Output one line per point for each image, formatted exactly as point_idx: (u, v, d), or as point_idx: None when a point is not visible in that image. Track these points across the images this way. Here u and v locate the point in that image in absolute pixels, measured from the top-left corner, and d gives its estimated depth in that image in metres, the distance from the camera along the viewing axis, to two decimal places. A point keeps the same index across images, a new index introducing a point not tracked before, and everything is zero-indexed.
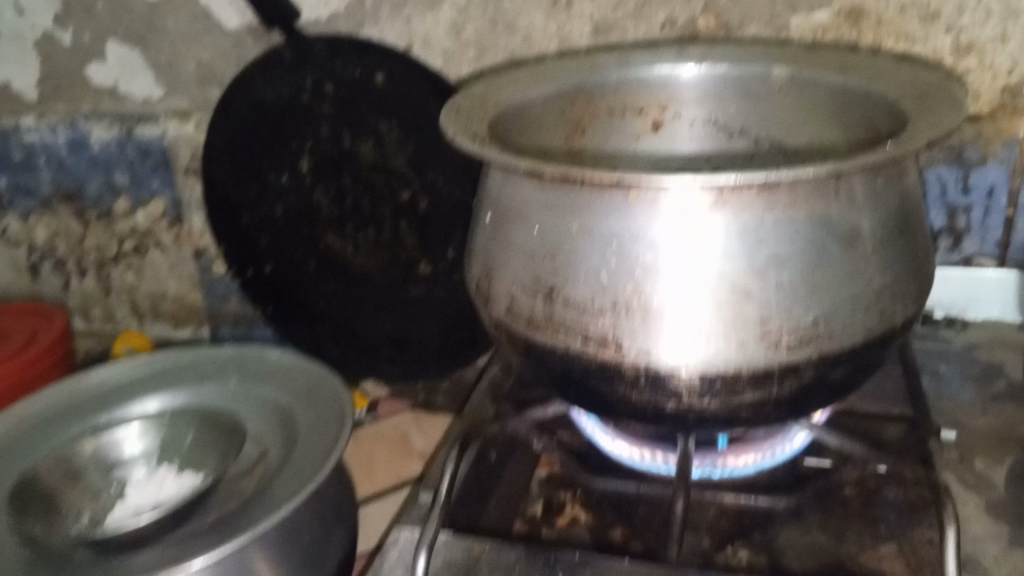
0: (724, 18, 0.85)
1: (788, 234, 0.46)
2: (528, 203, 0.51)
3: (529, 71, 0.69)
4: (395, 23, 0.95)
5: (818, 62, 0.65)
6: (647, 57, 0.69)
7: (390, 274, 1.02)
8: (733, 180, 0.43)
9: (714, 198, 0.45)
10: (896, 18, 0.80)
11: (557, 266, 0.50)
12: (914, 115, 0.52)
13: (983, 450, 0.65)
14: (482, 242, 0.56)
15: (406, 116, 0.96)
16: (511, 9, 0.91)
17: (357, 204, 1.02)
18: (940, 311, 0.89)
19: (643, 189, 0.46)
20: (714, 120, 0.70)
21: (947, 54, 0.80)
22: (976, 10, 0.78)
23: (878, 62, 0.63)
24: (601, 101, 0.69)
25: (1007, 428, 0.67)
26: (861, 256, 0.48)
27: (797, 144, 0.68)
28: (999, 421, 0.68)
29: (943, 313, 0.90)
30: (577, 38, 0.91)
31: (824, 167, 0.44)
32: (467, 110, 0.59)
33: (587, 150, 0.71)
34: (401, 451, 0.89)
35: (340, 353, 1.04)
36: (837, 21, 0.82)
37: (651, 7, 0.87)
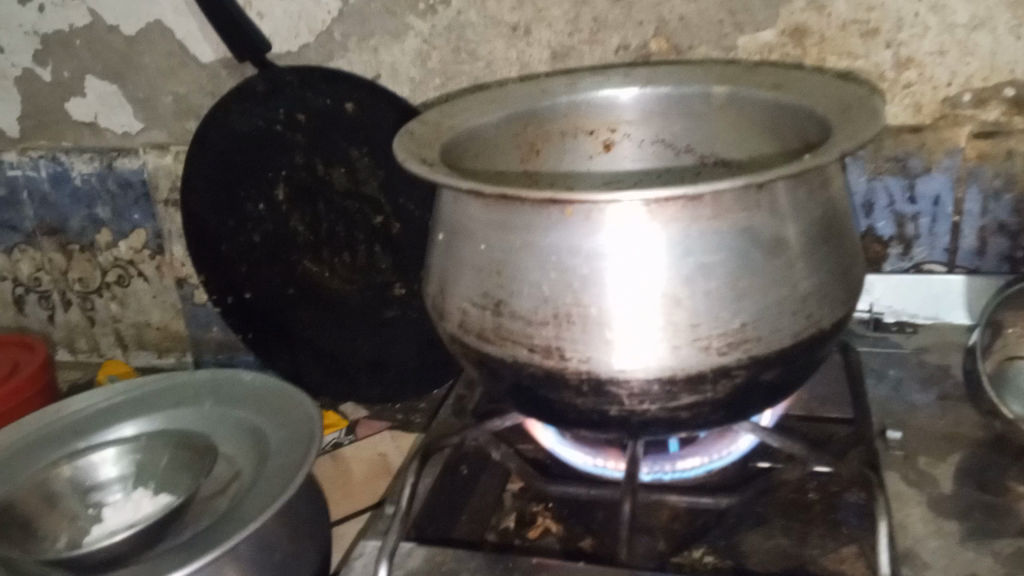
0: (675, 41, 0.89)
1: (714, 243, 0.49)
2: (475, 223, 0.54)
3: (483, 96, 0.72)
4: (364, 53, 0.99)
5: (755, 80, 0.68)
6: (596, 80, 0.73)
7: (367, 297, 1.06)
8: (659, 195, 0.46)
9: (645, 212, 0.48)
10: (838, 36, 0.84)
11: (504, 280, 0.53)
12: (835, 128, 0.55)
13: (928, 447, 0.68)
14: (437, 262, 0.59)
15: (377, 142, 1.00)
16: (473, 38, 0.95)
17: (332, 229, 1.05)
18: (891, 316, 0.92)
19: (577, 205, 0.49)
20: (662, 139, 0.74)
21: (887, 69, 0.84)
22: (912, 27, 0.82)
23: (811, 78, 0.66)
24: (552, 123, 0.72)
25: (951, 426, 0.70)
26: (786, 263, 0.52)
27: (739, 158, 0.72)
28: (943, 420, 0.71)
29: (893, 319, 0.92)
30: (537, 64, 0.94)
31: (743, 180, 0.47)
32: (419, 136, 0.62)
33: (543, 170, 0.75)
34: (378, 471, 0.91)
35: (319, 376, 1.07)
36: (782, 41, 0.86)
37: (606, 32, 0.91)
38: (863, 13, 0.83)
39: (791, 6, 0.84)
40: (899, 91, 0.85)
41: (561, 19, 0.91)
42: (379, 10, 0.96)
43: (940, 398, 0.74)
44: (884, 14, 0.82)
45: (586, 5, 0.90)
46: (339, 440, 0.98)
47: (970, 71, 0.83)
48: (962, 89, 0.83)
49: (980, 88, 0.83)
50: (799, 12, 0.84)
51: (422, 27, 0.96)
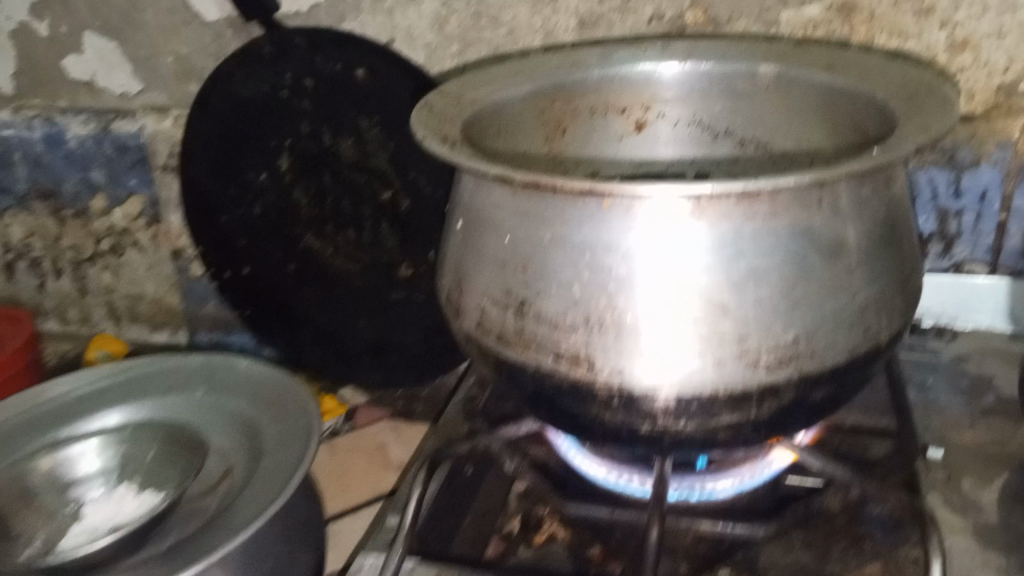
0: (712, 13, 0.83)
1: (768, 246, 0.44)
2: (498, 211, 0.49)
3: (508, 67, 0.66)
4: (377, 16, 0.93)
5: (807, 59, 0.62)
6: (631, 54, 0.67)
7: (371, 276, 1.01)
8: (711, 192, 0.41)
9: (696, 209, 0.43)
10: (889, 13, 0.78)
11: (529, 277, 0.47)
12: (902, 116, 0.50)
13: (976, 467, 0.62)
14: (454, 251, 0.54)
15: (388, 113, 0.95)
16: (495, 3, 0.88)
17: (338, 203, 1.00)
18: (930, 318, 0.87)
19: (616, 197, 0.43)
20: (700, 120, 0.68)
21: (941, 50, 0.78)
22: (972, 5, 0.75)
23: (869, 59, 0.60)
24: (583, 100, 0.66)
25: (999, 442, 0.65)
26: (846, 269, 0.46)
27: (783, 145, 0.66)
28: (992, 437, 0.65)
29: (932, 322, 0.88)
30: (562, 33, 0.88)
31: (807, 177, 0.41)
32: (437, 110, 0.57)
33: (568, 150, 0.69)
34: (377, 462, 0.87)
35: (318, 358, 1.02)
36: (829, 16, 0.79)
37: (638, 1, 0.84)
38: None
39: None
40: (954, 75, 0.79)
41: None
42: None
43: (985, 412, 0.69)
44: None
45: None
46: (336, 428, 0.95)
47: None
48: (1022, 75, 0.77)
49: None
50: None
51: None
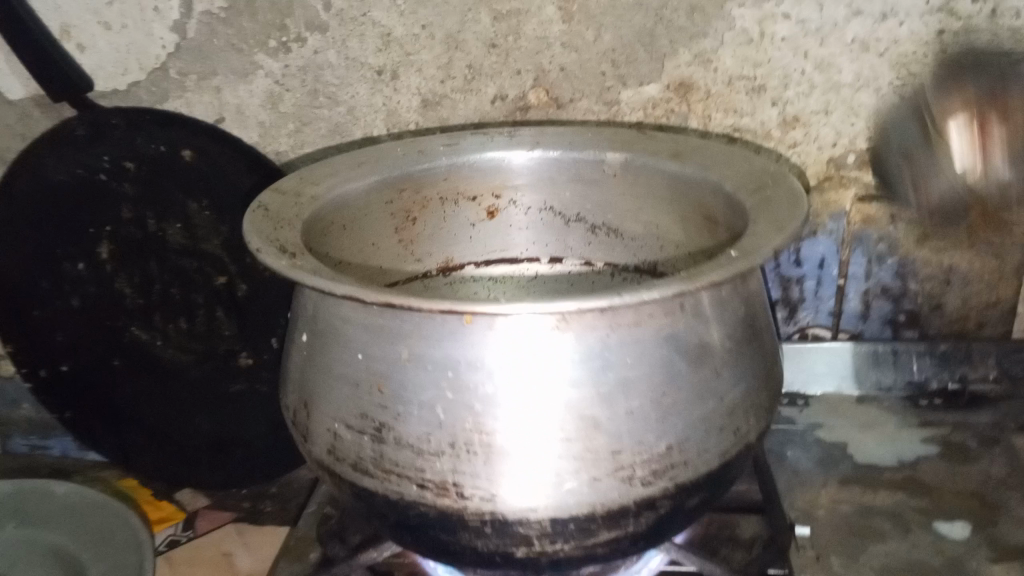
0: (555, 92, 0.83)
1: (636, 356, 0.42)
2: (348, 327, 0.45)
3: (351, 157, 0.62)
4: (205, 94, 0.87)
5: (653, 146, 0.62)
6: (478, 141, 0.65)
7: (206, 368, 0.92)
8: (574, 308, 0.39)
9: (558, 322, 0.41)
10: (725, 92, 0.80)
11: (387, 399, 0.44)
12: (755, 209, 0.50)
13: (839, 544, 0.63)
14: (299, 368, 0.49)
15: (217, 194, 0.88)
16: (332, 81, 0.85)
17: (167, 291, 0.91)
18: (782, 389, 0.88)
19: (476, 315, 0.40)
20: (552, 206, 0.66)
21: (773, 126, 0.81)
22: (799, 84, 0.79)
23: (714, 145, 0.60)
24: (430, 189, 0.64)
25: (859, 515, 0.66)
26: (712, 371, 0.44)
27: (634, 230, 0.65)
28: (854, 510, 0.66)
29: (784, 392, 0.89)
30: (405, 112, 0.86)
31: (669, 287, 0.40)
32: (275, 211, 0.52)
33: (418, 240, 0.66)
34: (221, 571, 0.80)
35: (151, 461, 0.93)
36: (666, 96, 0.81)
37: (480, 81, 0.83)
38: (750, 69, 0.79)
39: (676, 59, 0.79)
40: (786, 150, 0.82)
41: (432, 64, 0.83)
42: (224, 44, 0.84)
43: (844, 483, 0.70)
44: (771, 69, 0.78)
45: (458, 50, 0.82)
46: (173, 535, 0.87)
47: (854, 131, 0.80)
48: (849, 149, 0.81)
49: (863, 149, 0.81)
50: (685, 65, 0.80)
51: (273, 68, 0.85)
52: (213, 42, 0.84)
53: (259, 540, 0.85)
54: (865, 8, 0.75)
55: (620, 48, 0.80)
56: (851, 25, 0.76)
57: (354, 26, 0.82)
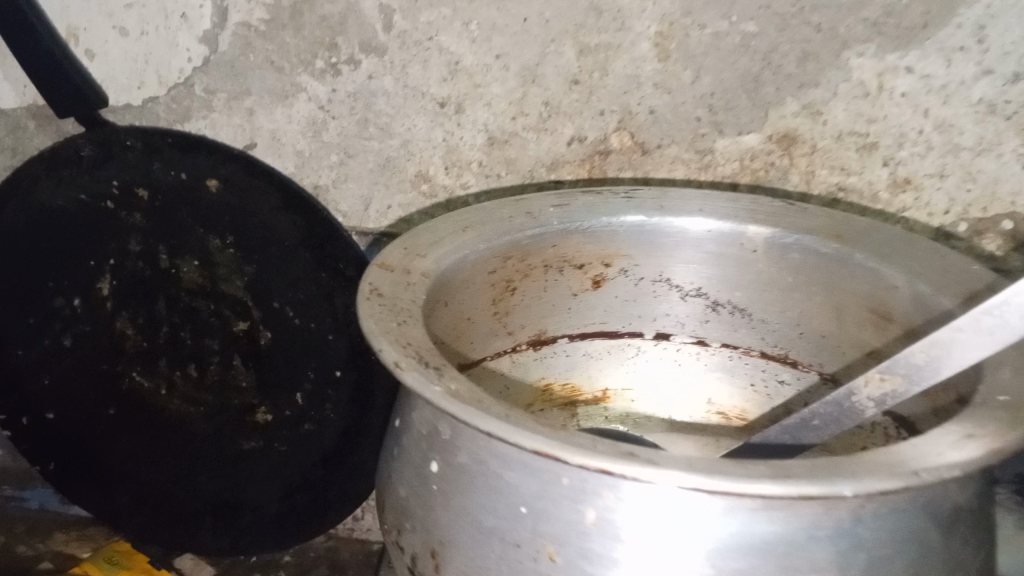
0: (641, 138, 0.66)
1: (889, 533, 0.34)
2: (510, 473, 0.35)
3: (450, 222, 0.53)
4: (235, 116, 0.72)
5: (808, 223, 0.54)
6: (595, 206, 0.56)
7: (217, 421, 0.78)
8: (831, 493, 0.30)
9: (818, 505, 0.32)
10: (833, 147, 0.64)
11: (558, 569, 0.35)
12: None
13: None
14: (419, 499, 0.39)
15: (245, 231, 0.73)
16: (387, 110, 0.69)
17: (175, 333, 0.77)
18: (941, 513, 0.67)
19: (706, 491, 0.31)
20: (671, 280, 0.58)
21: (881, 190, 0.64)
22: (915, 144, 0.62)
23: (884, 230, 0.53)
24: (536, 255, 0.54)
25: None
26: (960, 541, 0.36)
27: (764, 313, 0.57)
28: None
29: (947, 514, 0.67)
30: (467, 151, 0.69)
31: (977, 459, 0.31)
32: (391, 296, 0.42)
33: (515, 312, 0.56)
34: None
35: (145, 521, 0.82)
36: (767, 148, 0.65)
37: (557, 120, 0.66)
38: (862, 124, 0.62)
39: (781, 108, 0.63)
40: (888, 218, 0.65)
41: (503, 98, 0.66)
42: (260, 59, 0.69)
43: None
44: (885, 127, 0.62)
45: (535, 85, 0.65)
46: None
47: (970, 200, 0.63)
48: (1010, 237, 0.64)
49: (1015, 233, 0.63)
50: (791, 116, 0.63)
51: (318, 91, 0.69)
52: (249, 58, 0.69)
53: None
54: (1000, 66, 0.58)
55: (720, 92, 0.63)
56: None
57: (417, 51, 0.65)
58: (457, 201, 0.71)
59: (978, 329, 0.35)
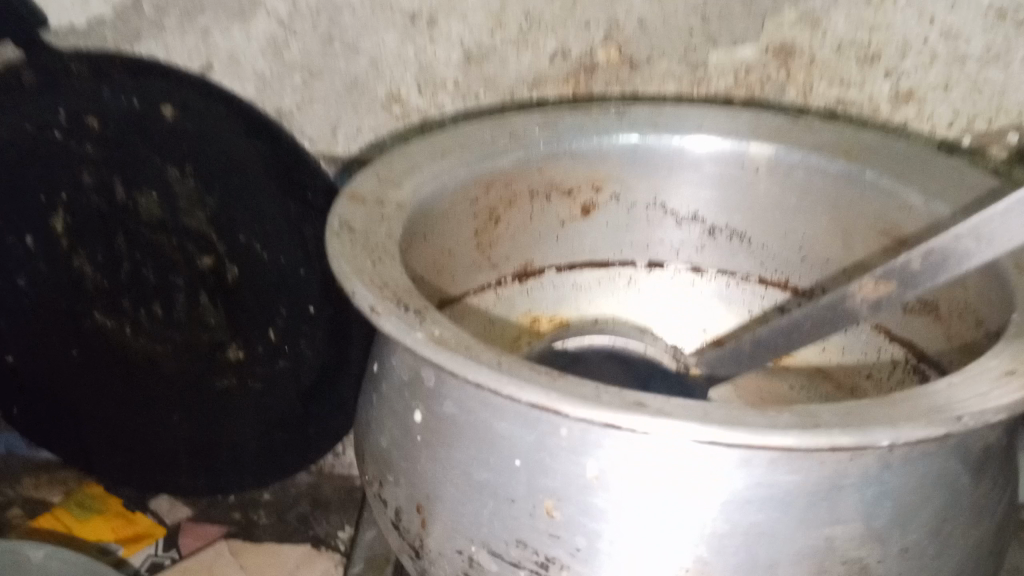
0: (630, 50, 0.61)
1: (921, 480, 0.31)
2: (502, 427, 0.32)
3: (427, 146, 0.49)
4: (188, 36, 0.64)
5: (813, 139, 0.51)
6: (584, 124, 0.52)
7: (186, 362, 0.73)
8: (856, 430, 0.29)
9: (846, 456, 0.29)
10: (832, 59, 0.59)
11: (558, 528, 0.32)
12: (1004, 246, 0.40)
13: None
14: (402, 450, 0.36)
15: (206, 160, 0.67)
16: (353, 26, 0.62)
17: (137, 271, 0.71)
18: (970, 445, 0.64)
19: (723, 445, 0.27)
20: (666, 205, 0.54)
21: (881, 105, 0.60)
22: (920, 54, 0.57)
23: (894, 146, 0.50)
24: (521, 181, 0.50)
25: None
26: (988, 484, 0.34)
27: (764, 239, 0.54)
28: None
29: None
30: (442, 69, 0.63)
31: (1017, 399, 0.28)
32: (364, 232, 0.38)
33: (500, 243, 0.52)
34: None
35: (120, 465, 0.77)
36: (763, 61, 0.60)
37: (539, 34, 0.61)
38: (864, 33, 0.57)
39: (778, 17, 0.58)
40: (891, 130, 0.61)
41: (480, 10, 0.60)
42: None
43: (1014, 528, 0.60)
44: (888, 35, 0.57)
45: None
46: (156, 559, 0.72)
47: (975, 111, 0.59)
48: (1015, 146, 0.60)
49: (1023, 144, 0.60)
50: (788, 26, 0.58)
51: (278, 6, 0.62)
52: None
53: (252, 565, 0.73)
54: None
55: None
56: None
57: None
58: (433, 124, 0.66)
59: (978, 235, 0.36)
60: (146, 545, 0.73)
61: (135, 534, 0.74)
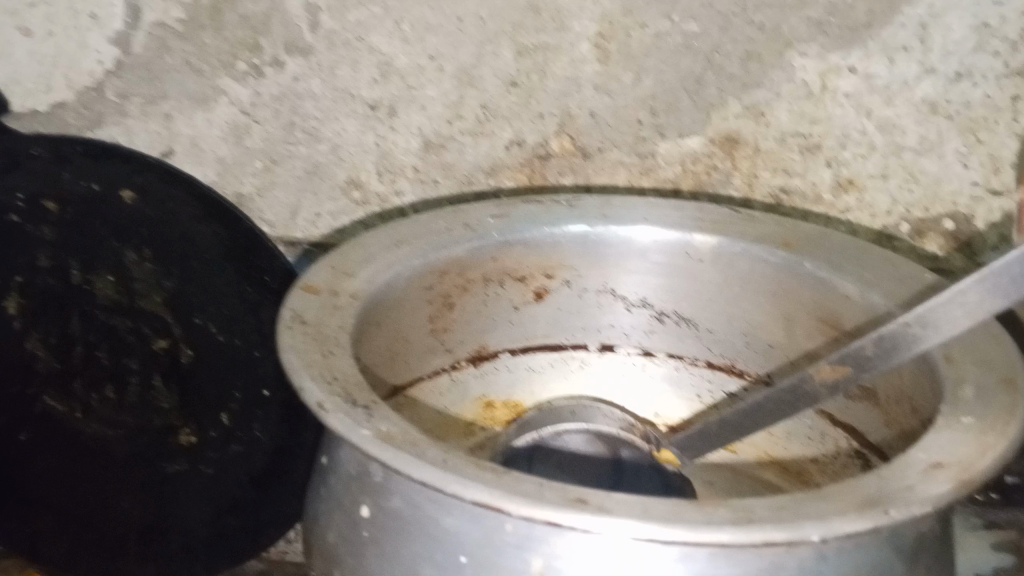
0: (582, 141, 0.63)
1: (854, 571, 0.31)
2: (449, 521, 0.32)
3: (383, 236, 0.50)
4: (151, 122, 0.65)
5: (756, 230, 0.53)
6: (536, 215, 0.53)
7: (139, 445, 0.71)
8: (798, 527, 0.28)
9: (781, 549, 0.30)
10: (775, 149, 0.61)
11: None
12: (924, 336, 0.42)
13: None
14: (349, 546, 0.36)
15: (165, 243, 0.67)
16: (315, 114, 0.63)
17: (90, 353, 0.69)
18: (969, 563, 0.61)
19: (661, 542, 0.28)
20: (616, 291, 0.55)
21: (824, 193, 0.62)
22: (857, 145, 0.60)
23: (832, 238, 0.52)
24: (475, 269, 0.51)
25: None
26: (924, 573, 0.34)
27: (711, 325, 0.55)
28: None
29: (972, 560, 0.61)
30: (401, 155, 0.64)
31: (943, 493, 0.29)
32: (316, 324, 0.39)
33: (454, 329, 0.53)
34: None
35: (65, 551, 0.72)
36: (710, 151, 0.62)
37: (494, 124, 0.62)
38: (804, 125, 0.60)
39: (723, 109, 0.60)
40: (833, 219, 0.63)
41: (438, 100, 0.62)
42: (177, 61, 0.62)
43: None
44: (828, 127, 0.59)
45: (471, 87, 0.61)
46: None
47: (912, 200, 0.61)
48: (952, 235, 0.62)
49: (957, 232, 0.62)
50: (732, 118, 0.60)
51: (241, 94, 0.63)
52: (164, 59, 0.62)
53: None
54: (939, 65, 0.56)
55: (661, 92, 0.60)
56: (1001, 86, 0.56)
57: (346, 51, 0.61)
58: (391, 210, 0.67)
59: (925, 323, 0.37)
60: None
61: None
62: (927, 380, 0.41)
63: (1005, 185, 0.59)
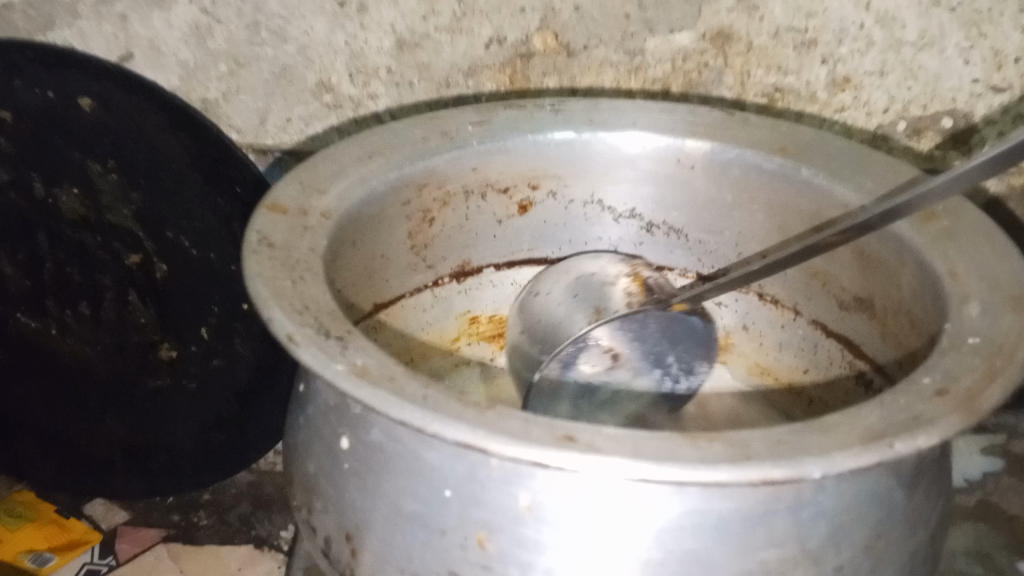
0: (566, 37, 0.59)
1: (854, 497, 0.30)
2: (431, 457, 0.31)
3: (356, 147, 0.47)
4: (104, 24, 0.60)
5: (750, 136, 0.50)
6: (518, 122, 0.50)
7: (117, 362, 0.69)
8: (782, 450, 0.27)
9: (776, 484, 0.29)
10: (769, 45, 0.57)
11: (489, 560, 0.31)
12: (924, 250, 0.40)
13: None
14: (329, 477, 0.35)
15: (129, 153, 0.62)
16: (279, 11, 0.59)
17: (61, 269, 0.65)
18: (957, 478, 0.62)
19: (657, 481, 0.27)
20: (603, 201, 0.53)
21: (819, 91, 0.59)
22: (857, 39, 0.56)
23: (828, 143, 0.49)
24: (454, 181, 0.49)
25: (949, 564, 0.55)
26: (921, 494, 0.34)
27: (702, 235, 0.53)
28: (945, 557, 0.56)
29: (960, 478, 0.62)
30: (373, 55, 0.60)
31: (952, 424, 0.28)
32: (285, 248, 0.37)
33: (435, 245, 0.51)
34: None
35: (50, 470, 0.71)
36: (701, 47, 0.58)
37: (472, 20, 0.58)
38: (802, 19, 0.56)
39: (717, 2, 0.56)
40: (827, 119, 0.60)
41: None
42: None
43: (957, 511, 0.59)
44: (826, 21, 0.56)
45: None
46: (90, 566, 0.67)
47: (910, 98, 0.58)
48: (948, 134, 0.60)
49: (952, 130, 0.60)
50: (726, 11, 0.56)
51: None
52: None
53: (195, 562, 0.68)
54: None
55: None
56: None
57: None
58: (367, 115, 0.64)
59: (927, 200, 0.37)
60: (80, 553, 0.68)
61: (70, 543, 0.69)
62: (928, 292, 0.40)
63: (1007, 81, 0.57)
